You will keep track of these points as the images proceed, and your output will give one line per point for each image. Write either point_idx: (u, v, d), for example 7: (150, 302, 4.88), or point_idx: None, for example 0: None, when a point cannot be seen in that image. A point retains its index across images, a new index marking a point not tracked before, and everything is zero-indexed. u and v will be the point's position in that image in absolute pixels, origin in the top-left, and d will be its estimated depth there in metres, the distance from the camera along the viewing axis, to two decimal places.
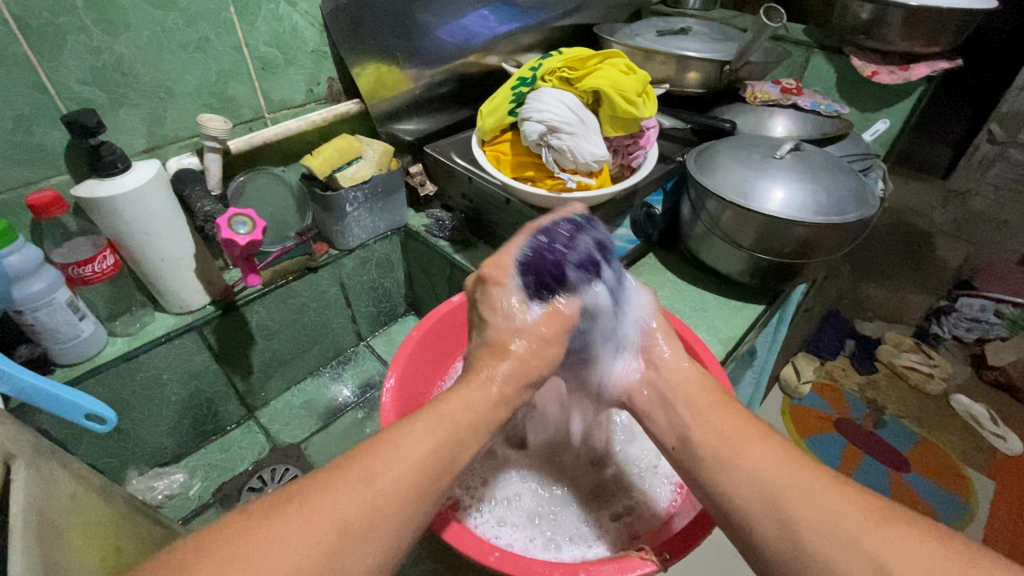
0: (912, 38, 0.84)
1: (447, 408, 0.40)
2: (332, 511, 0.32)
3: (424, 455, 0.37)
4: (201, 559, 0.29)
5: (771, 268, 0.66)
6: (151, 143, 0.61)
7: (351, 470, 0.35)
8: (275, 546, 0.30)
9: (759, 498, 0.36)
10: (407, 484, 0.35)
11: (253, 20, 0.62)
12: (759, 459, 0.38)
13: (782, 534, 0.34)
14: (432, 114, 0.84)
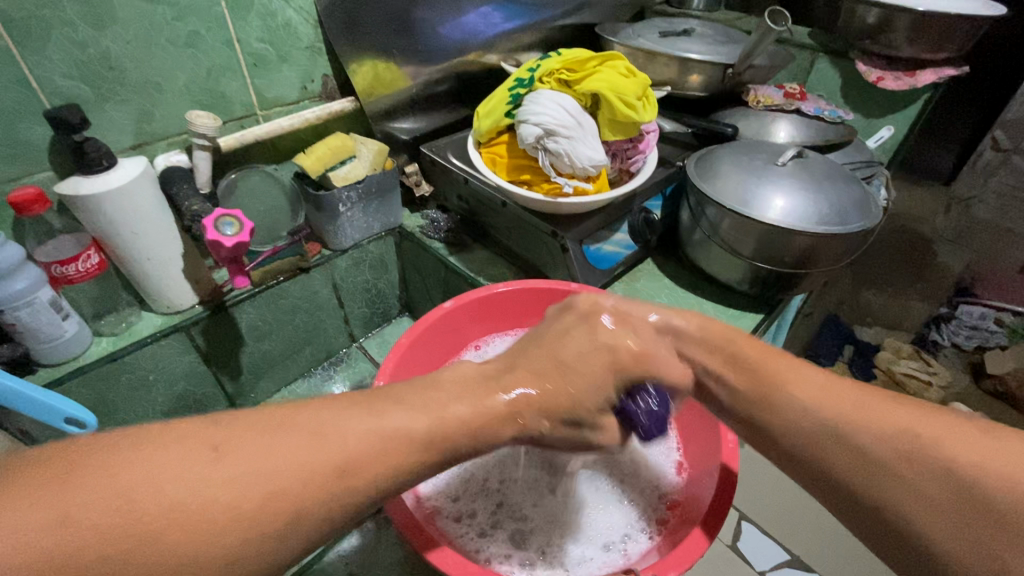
0: (919, 44, 0.82)
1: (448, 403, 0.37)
2: (288, 488, 0.30)
3: (407, 457, 0.34)
4: (154, 495, 0.27)
5: (770, 278, 0.65)
6: (139, 140, 0.59)
7: (325, 447, 0.32)
8: (217, 503, 0.28)
9: (805, 440, 0.41)
10: (377, 487, 0.33)
11: (245, 14, 0.60)
12: (795, 399, 0.42)
13: (829, 470, 0.39)
14: (429, 113, 0.82)
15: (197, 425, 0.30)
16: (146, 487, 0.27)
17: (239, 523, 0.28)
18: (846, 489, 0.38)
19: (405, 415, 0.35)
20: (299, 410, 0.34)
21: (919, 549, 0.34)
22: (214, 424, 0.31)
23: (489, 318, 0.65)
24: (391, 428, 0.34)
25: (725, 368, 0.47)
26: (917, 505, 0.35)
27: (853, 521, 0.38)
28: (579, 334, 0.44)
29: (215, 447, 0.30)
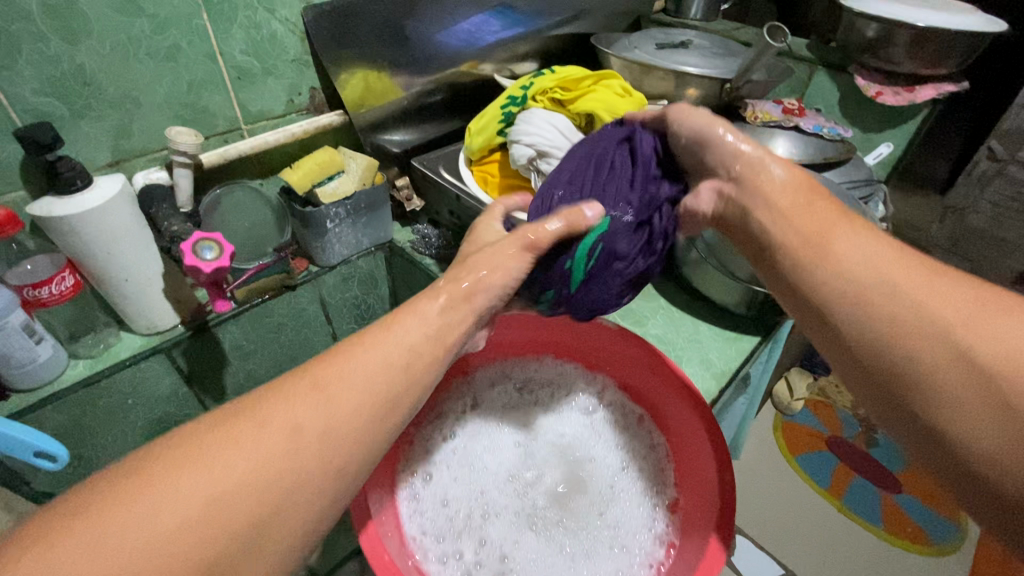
0: (917, 60, 0.81)
1: (412, 335, 0.41)
2: (286, 421, 0.34)
3: (379, 374, 0.38)
4: (165, 462, 0.30)
5: (768, 302, 0.63)
6: (117, 156, 0.57)
7: (311, 401, 0.35)
8: (239, 459, 0.31)
9: (849, 293, 0.37)
10: (359, 402, 0.37)
11: (228, 26, 0.58)
12: (847, 248, 0.39)
13: (855, 323, 0.37)
14: (422, 125, 0.80)
15: (182, 436, 0.32)
16: (167, 490, 0.29)
17: (261, 473, 0.31)
18: (864, 342, 0.36)
19: (377, 351, 0.39)
20: (266, 393, 0.36)
21: (924, 410, 0.33)
22: (197, 430, 0.32)
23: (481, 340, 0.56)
24: (363, 372, 0.38)
25: (779, 222, 0.43)
26: (941, 369, 0.33)
27: (856, 376, 0.37)
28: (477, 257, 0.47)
29: (205, 442, 0.31)
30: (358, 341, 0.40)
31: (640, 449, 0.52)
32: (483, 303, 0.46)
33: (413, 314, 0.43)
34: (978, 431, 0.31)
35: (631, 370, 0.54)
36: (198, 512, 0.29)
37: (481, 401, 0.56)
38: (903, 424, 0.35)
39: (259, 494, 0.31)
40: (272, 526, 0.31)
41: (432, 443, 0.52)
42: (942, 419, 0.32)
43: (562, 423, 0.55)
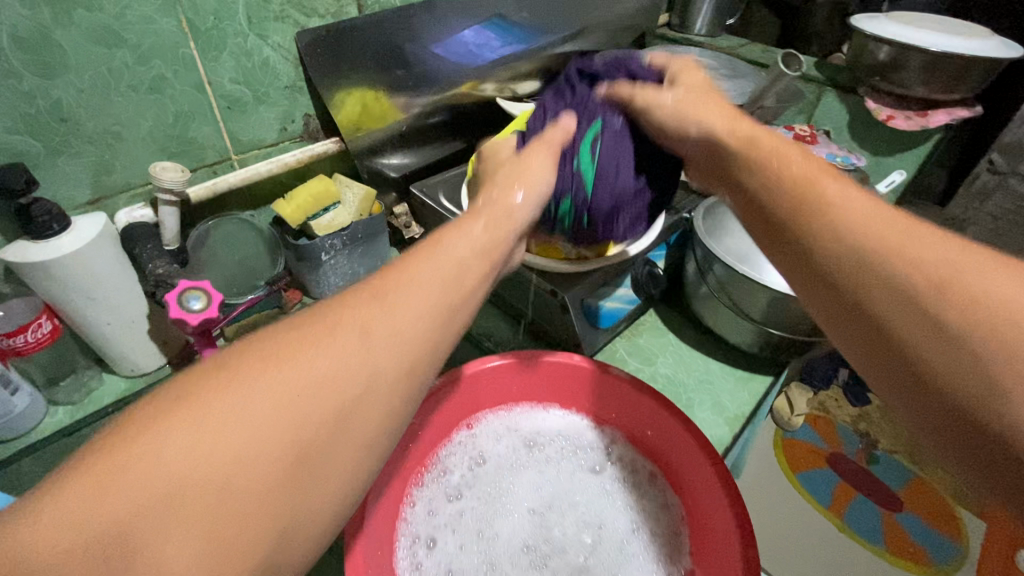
0: (931, 84, 0.79)
1: (459, 251, 0.38)
2: (353, 325, 0.30)
3: (438, 286, 0.35)
4: (239, 366, 0.27)
5: (783, 344, 0.61)
6: (97, 194, 0.54)
7: (374, 307, 0.31)
8: (319, 372, 0.28)
9: (836, 230, 0.33)
10: (428, 312, 0.33)
11: (217, 55, 0.54)
12: (850, 202, 0.34)
13: (854, 281, 0.32)
14: (421, 147, 0.77)
15: (248, 344, 0.28)
16: (240, 395, 0.26)
17: (331, 376, 0.28)
18: (863, 300, 0.31)
19: (434, 267, 0.36)
20: (323, 305, 0.31)
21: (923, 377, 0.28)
22: (259, 339, 0.29)
23: (484, 393, 0.54)
24: (422, 281, 0.34)
25: (762, 179, 0.39)
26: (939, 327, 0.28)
27: (851, 337, 0.32)
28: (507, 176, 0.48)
29: (268, 349, 0.28)
30: (405, 256, 0.36)
31: (649, 511, 0.51)
32: (525, 217, 0.46)
33: (458, 234, 0.40)
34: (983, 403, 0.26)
35: (642, 422, 0.52)
36: (272, 416, 0.26)
37: (487, 457, 0.53)
38: (885, 371, 0.30)
39: (333, 395, 0.28)
40: (349, 428, 0.28)
41: (437, 507, 0.50)
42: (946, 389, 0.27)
43: (573, 483, 0.52)
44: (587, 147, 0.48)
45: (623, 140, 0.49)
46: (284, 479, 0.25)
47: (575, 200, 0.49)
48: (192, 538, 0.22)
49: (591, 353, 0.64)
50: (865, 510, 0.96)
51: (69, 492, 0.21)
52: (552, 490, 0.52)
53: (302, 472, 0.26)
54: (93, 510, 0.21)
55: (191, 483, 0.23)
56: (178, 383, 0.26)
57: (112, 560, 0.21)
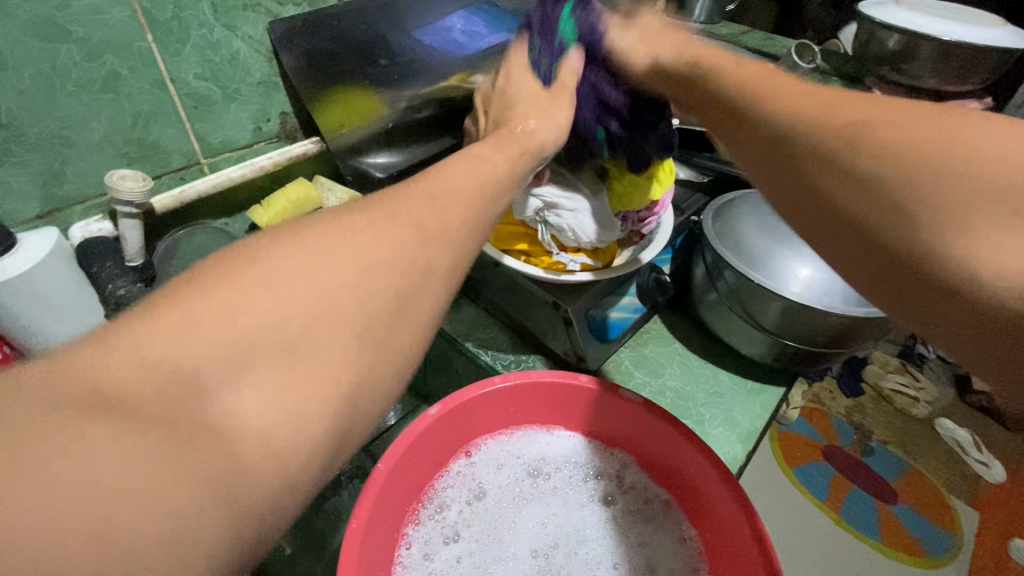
0: (941, 75, 0.76)
1: (487, 164, 0.37)
2: (413, 216, 0.29)
3: (466, 195, 0.33)
4: (311, 233, 0.26)
5: (797, 355, 0.58)
6: (47, 207, 0.48)
7: (427, 204, 0.30)
8: (392, 246, 0.27)
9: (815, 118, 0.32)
10: (462, 213, 0.32)
11: (180, 48, 0.49)
12: (813, 102, 0.33)
13: (812, 161, 0.31)
14: (412, 146, 0.66)
15: (314, 220, 0.27)
16: (315, 260, 0.25)
17: (392, 261, 0.26)
18: (815, 180, 0.31)
19: (447, 174, 0.34)
20: (378, 197, 0.30)
21: (884, 244, 0.28)
22: (319, 218, 0.27)
23: (481, 419, 0.50)
24: (460, 187, 0.33)
25: (728, 87, 0.37)
26: (893, 199, 0.27)
27: (812, 224, 0.32)
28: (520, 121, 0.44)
29: (336, 225, 0.26)
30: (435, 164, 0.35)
31: (663, 550, 0.47)
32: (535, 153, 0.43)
33: (492, 154, 0.39)
34: (936, 256, 0.26)
35: (653, 447, 0.49)
36: (339, 288, 0.24)
37: (488, 490, 0.49)
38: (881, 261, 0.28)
39: (396, 278, 0.26)
40: (410, 317, 0.26)
41: (435, 550, 0.46)
42: (902, 250, 0.27)
43: (582, 518, 0.49)
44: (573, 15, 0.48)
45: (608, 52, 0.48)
46: (359, 338, 0.24)
47: (548, 58, 0.47)
48: (273, 384, 0.22)
49: (596, 368, 0.59)
50: (860, 499, 0.80)
51: (142, 331, 0.21)
52: (559, 526, 0.48)
53: (372, 337, 0.25)
54: (174, 338, 0.21)
55: (264, 334, 0.22)
56: (245, 248, 0.24)
57: (190, 402, 0.20)
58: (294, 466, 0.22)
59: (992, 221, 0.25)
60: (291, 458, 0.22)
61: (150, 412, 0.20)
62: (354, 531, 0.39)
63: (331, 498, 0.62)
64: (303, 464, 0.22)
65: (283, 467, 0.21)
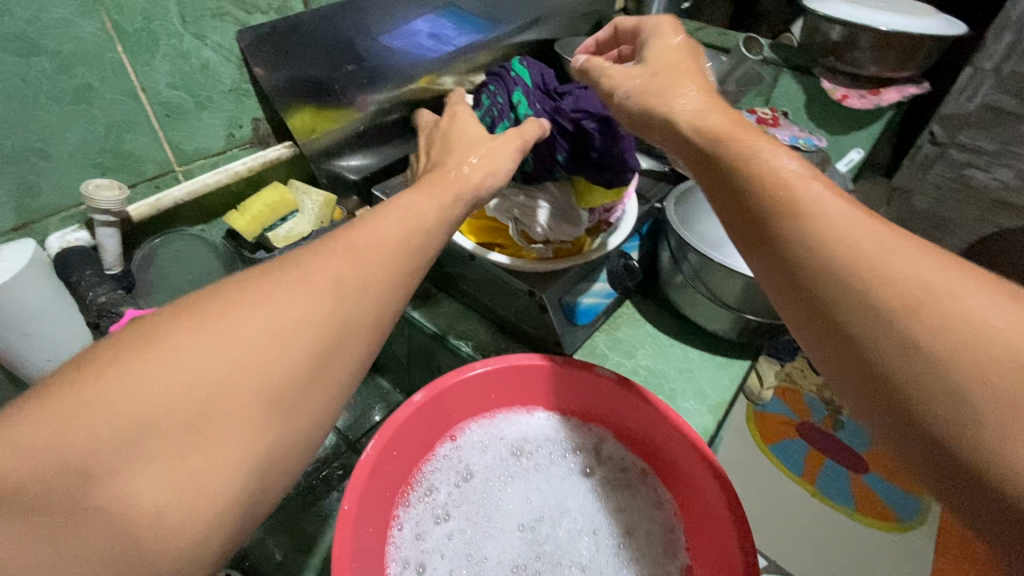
0: (883, 63, 0.81)
1: (417, 207, 0.39)
2: (323, 276, 0.30)
3: (395, 239, 0.35)
4: (212, 304, 0.28)
5: (759, 328, 0.62)
6: (24, 219, 0.49)
7: (345, 260, 0.32)
8: (292, 316, 0.28)
9: (840, 229, 0.28)
10: (386, 261, 0.34)
11: (150, 58, 0.50)
12: (805, 184, 0.30)
13: (821, 276, 0.28)
14: (380, 147, 0.72)
15: (218, 291, 0.29)
16: (213, 333, 0.26)
17: (296, 329, 0.28)
18: (825, 300, 0.28)
19: (381, 223, 0.35)
20: (301, 252, 0.32)
21: (909, 414, 0.25)
22: (231, 285, 0.29)
23: (461, 406, 0.52)
24: (385, 233, 0.35)
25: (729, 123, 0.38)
26: (915, 347, 0.25)
27: (811, 338, 0.29)
28: (465, 158, 0.47)
29: (243, 291, 0.28)
30: (371, 212, 0.37)
31: (642, 514, 0.50)
32: (472, 185, 0.44)
33: (422, 198, 0.40)
34: (933, 417, 0.24)
35: (628, 418, 0.51)
36: (236, 365, 0.26)
37: (474, 471, 0.52)
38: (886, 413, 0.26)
39: (304, 348, 0.28)
40: (325, 376, 0.29)
41: (426, 531, 0.48)
42: (913, 410, 0.25)
43: (564, 492, 0.52)
44: (526, 78, 0.55)
45: (568, 103, 0.53)
46: (257, 410, 0.26)
47: (504, 91, 0.54)
48: (166, 465, 0.24)
49: (572, 351, 0.62)
50: (832, 471, 0.92)
51: (30, 422, 0.22)
52: (543, 501, 0.51)
53: (276, 408, 0.27)
54: (63, 423, 0.22)
55: (162, 416, 0.24)
56: (146, 326, 0.26)
57: (79, 487, 0.22)
58: (196, 533, 0.24)
59: (998, 396, 0.23)
60: (189, 533, 0.24)
61: (39, 496, 0.21)
62: (348, 512, 0.41)
63: (322, 498, 0.63)
64: (204, 526, 0.24)
65: (181, 540, 0.24)
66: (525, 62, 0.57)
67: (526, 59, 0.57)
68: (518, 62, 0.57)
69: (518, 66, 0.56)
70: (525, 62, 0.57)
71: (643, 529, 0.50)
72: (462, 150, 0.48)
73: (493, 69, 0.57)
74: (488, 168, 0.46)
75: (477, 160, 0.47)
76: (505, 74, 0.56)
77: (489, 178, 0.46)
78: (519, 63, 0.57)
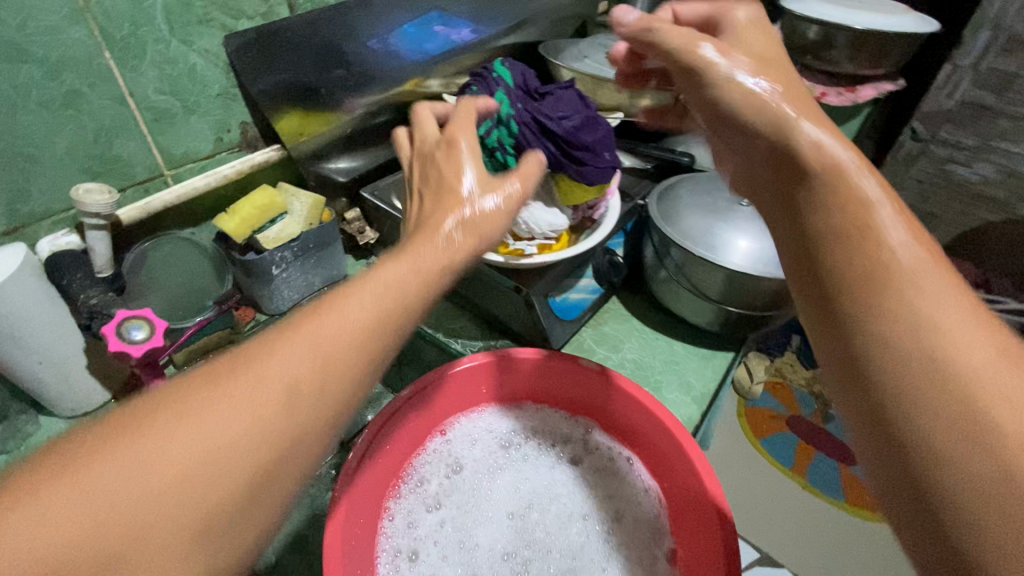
0: (858, 61, 0.83)
1: (400, 275, 0.35)
2: (278, 377, 0.28)
3: (371, 321, 0.33)
4: (156, 410, 0.25)
5: (741, 320, 0.63)
6: (14, 224, 0.49)
7: (308, 353, 0.30)
8: (239, 428, 0.26)
9: (901, 288, 0.30)
10: (353, 350, 0.31)
11: (137, 64, 0.51)
12: (893, 238, 0.32)
13: (868, 324, 0.30)
14: (368, 150, 0.73)
15: (161, 394, 0.26)
16: (152, 451, 0.24)
17: (242, 445, 0.26)
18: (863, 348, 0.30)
19: (356, 299, 0.33)
20: (257, 345, 0.30)
21: (903, 455, 0.27)
22: (179, 388, 0.27)
23: (449, 403, 0.53)
24: (358, 315, 0.32)
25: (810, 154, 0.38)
26: (938, 409, 0.26)
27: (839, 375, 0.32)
28: (452, 214, 0.40)
29: (196, 393, 0.27)
30: (343, 286, 0.34)
31: (629, 500, 0.52)
32: (459, 250, 0.39)
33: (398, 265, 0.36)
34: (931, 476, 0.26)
35: (615, 408, 0.52)
36: (183, 484, 0.24)
37: (464, 464, 0.53)
38: (889, 459, 0.28)
39: (250, 462, 0.26)
40: (270, 491, 0.27)
41: (418, 519, 0.49)
42: (913, 463, 0.27)
43: (552, 480, 0.53)
44: (507, 80, 0.56)
45: (551, 105, 0.55)
46: (194, 536, 0.24)
47: (486, 92, 0.55)
48: None
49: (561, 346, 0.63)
50: (823, 463, 0.94)
51: None
52: (532, 490, 0.52)
53: (211, 533, 0.25)
54: None
55: (92, 545, 0.22)
56: (79, 438, 0.24)
57: None
58: None
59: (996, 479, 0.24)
60: None
61: None
62: (339, 502, 0.42)
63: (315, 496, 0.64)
64: None
65: None
66: (505, 65, 0.58)
67: (506, 64, 0.58)
68: (497, 65, 0.58)
69: (497, 69, 0.58)
70: (504, 65, 0.58)
71: (628, 513, 0.51)
72: (448, 198, 0.41)
73: (473, 74, 0.58)
74: (479, 228, 0.41)
75: (471, 216, 0.40)
76: (487, 77, 0.56)
77: (479, 248, 0.41)
78: (499, 67, 0.58)
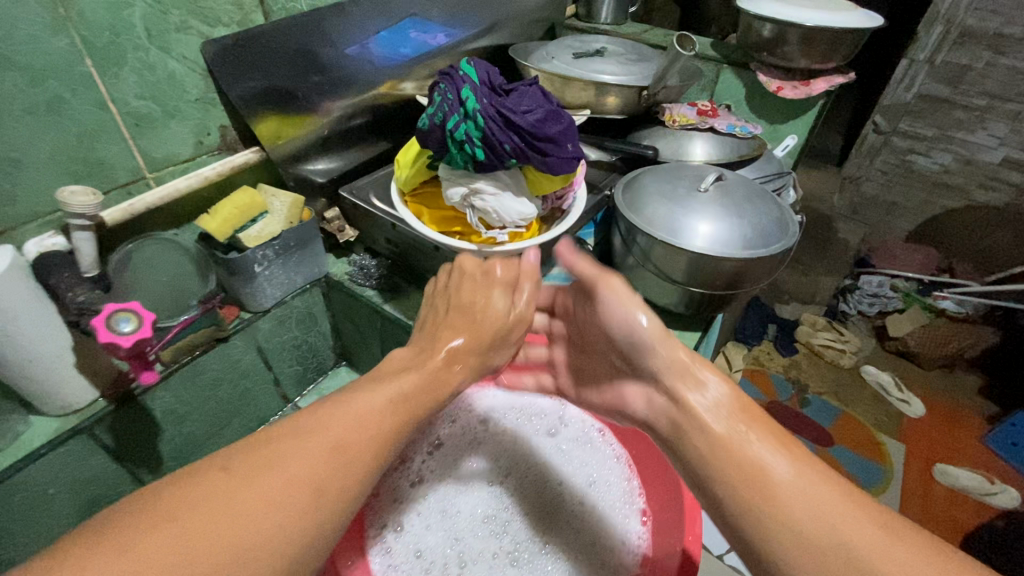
0: (810, 57, 0.88)
1: (407, 386, 0.41)
2: (303, 474, 0.33)
3: (388, 428, 0.38)
4: (202, 485, 0.31)
5: (704, 300, 0.68)
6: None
7: (322, 448, 0.35)
8: (268, 508, 0.31)
9: (790, 501, 0.33)
10: (364, 445, 0.36)
11: (117, 71, 0.53)
12: (762, 457, 0.35)
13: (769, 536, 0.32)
14: (346, 151, 0.76)
15: (199, 475, 0.32)
16: (195, 522, 0.29)
17: (266, 541, 0.30)
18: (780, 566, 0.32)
19: (366, 399, 0.39)
20: (280, 432, 0.35)
21: None
22: (221, 466, 0.32)
23: None
24: (365, 411, 0.38)
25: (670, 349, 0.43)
26: None
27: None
28: (468, 330, 0.47)
29: (235, 472, 0.32)
30: (358, 387, 0.40)
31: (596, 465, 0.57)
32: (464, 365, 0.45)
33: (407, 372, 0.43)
34: None
35: None
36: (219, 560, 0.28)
37: (444, 441, 0.59)
38: None
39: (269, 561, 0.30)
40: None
41: (402, 493, 0.56)
42: None
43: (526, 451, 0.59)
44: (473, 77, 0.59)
45: (516, 101, 0.58)
46: None
47: (453, 89, 0.58)
48: None
49: None
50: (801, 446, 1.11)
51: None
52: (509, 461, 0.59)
53: None
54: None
55: None
56: (130, 504, 0.30)
57: None
58: None
59: None
60: None
61: None
62: None
63: None
64: None
65: None
66: (472, 64, 0.61)
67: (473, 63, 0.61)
68: (466, 62, 0.61)
69: (464, 67, 0.61)
70: (472, 63, 0.61)
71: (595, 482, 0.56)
72: (467, 314, 0.48)
73: (444, 72, 0.61)
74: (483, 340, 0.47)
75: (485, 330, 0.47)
76: (456, 74, 0.59)
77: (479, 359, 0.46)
78: (467, 66, 0.61)
